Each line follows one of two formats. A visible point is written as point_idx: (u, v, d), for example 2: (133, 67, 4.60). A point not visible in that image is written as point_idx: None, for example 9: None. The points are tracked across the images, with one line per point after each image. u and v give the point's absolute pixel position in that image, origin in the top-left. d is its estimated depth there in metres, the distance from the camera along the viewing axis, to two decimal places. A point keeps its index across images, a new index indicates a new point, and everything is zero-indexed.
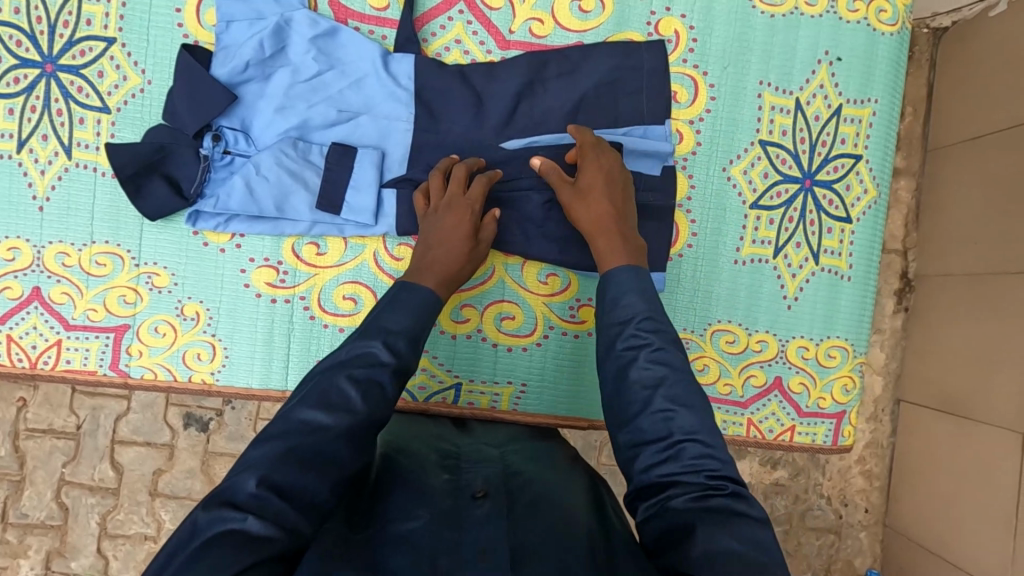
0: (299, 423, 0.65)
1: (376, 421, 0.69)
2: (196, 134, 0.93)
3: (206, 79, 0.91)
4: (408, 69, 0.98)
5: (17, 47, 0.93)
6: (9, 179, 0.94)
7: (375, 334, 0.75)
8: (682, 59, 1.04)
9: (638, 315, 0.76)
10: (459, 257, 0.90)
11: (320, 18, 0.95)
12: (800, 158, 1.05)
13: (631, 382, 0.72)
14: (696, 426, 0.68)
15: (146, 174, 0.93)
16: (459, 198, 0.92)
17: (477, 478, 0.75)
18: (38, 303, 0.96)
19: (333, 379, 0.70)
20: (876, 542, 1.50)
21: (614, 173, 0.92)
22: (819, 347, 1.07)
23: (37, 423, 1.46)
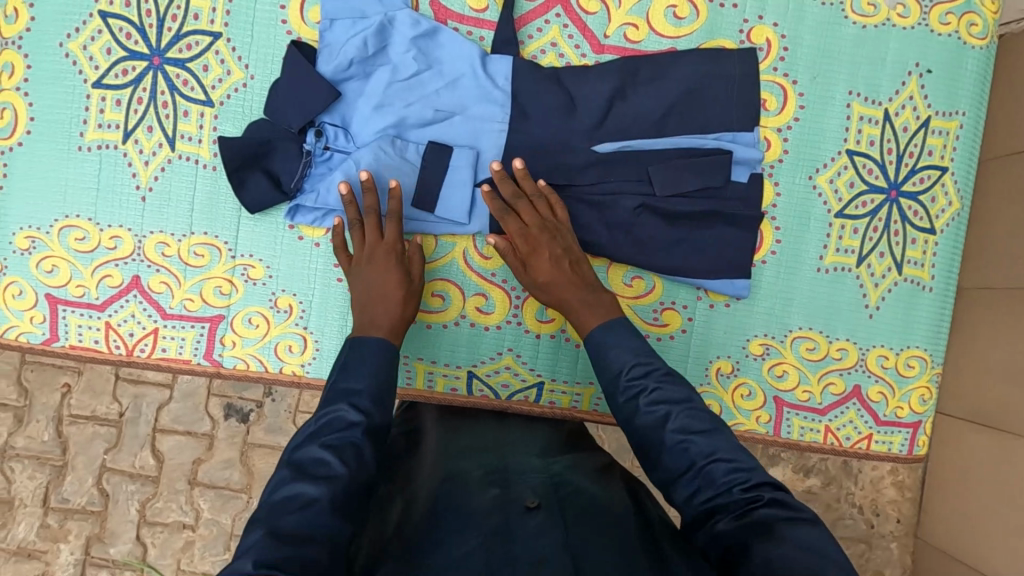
0: (282, 504, 0.64)
1: (359, 481, 0.70)
2: (299, 129, 0.94)
3: (311, 74, 0.92)
4: (505, 70, 0.99)
5: (126, 39, 0.94)
6: (113, 169, 0.95)
7: (339, 398, 0.76)
8: (772, 68, 1.04)
9: (620, 365, 0.79)
10: (394, 301, 0.88)
11: (422, 18, 0.96)
12: (887, 168, 1.05)
13: (642, 428, 0.74)
14: (713, 447, 0.70)
15: (247, 169, 0.94)
16: (378, 245, 0.92)
17: (526, 490, 0.76)
18: (137, 291, 0.98)
19: (308, 451, 0.70)
20: (906, 554, 1.50)
21: (566, 241, 0.93)
22: (899, 357, 1.07)
23: (81, 409, 1.51)
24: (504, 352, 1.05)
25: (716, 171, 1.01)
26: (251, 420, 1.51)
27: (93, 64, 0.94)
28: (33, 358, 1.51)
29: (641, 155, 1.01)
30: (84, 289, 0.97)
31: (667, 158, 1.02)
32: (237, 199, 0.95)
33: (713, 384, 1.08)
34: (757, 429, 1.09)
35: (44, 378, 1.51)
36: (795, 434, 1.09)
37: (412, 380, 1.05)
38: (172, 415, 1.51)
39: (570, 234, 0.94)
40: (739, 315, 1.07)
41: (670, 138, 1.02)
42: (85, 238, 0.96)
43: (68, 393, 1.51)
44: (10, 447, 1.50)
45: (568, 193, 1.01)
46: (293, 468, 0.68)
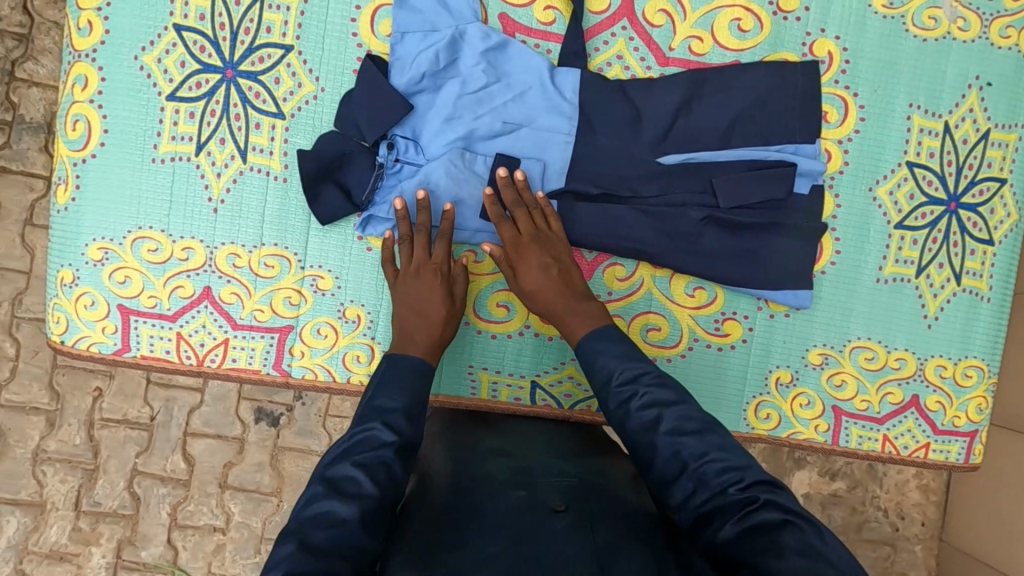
0: (311, 518, 0.66)
1: (388, 502, 0.70)
2: (373, 142, 0.95)
3: (385, 88, 0.93)
4: (573, 83, 1.00)
5: (200, 53, 0.95)
6: (186, 181, 0.96)
7: (374, 416, 0.77)
8: (834, 80, 1.05)
9: (610, 371, 0.81)
10: (434, 321, 0.90)
11: (491, 31, 0.97)
12: (946, 180, 1.06)
13: (634, 433, 0.76)
14: (704, 447, 0.71)
15: (322, 181, 0.95)
16: (425, 263, 0.94)
17: (554, 494, 0.78)
18: (208, 302, 0.98)
19: (340, 467, 0.71)
20: (931, 556, 1.57)
21: (555, 247, 0.95)
22: (956, 367, 1.09)
23: (112, 413, 1.50)
24: (568, 362, 1.06)
25: (780, 183, 1.02)
26: (281, 423, 1.51)
27: (167, 77, 0.95)
28: (63, 361, 1.49)
29: (705, 167, 1.02)
30: (156, 300, 0.98)
31: (732, 170, 1.02)
32: (311, 210, 0.97)
33: (772, 393, 1.09)
34: (815, 438, 1.10)
35: (75, 382, 1.50)
36: (853, 442, 1.10)
37: (476, 389, 1.06)
38: (203, 419, 1.50)
39: (562, 244, 0.96)
40: (798, 324, 1.08)
41: (735, 149, 1.02)
42: (158, 249, 0.97)
43: (99, 397, 1.50)
44: (42, 451, 1.49)
45: (635, 203, 1.02)
46: (326, 484, 0.70)
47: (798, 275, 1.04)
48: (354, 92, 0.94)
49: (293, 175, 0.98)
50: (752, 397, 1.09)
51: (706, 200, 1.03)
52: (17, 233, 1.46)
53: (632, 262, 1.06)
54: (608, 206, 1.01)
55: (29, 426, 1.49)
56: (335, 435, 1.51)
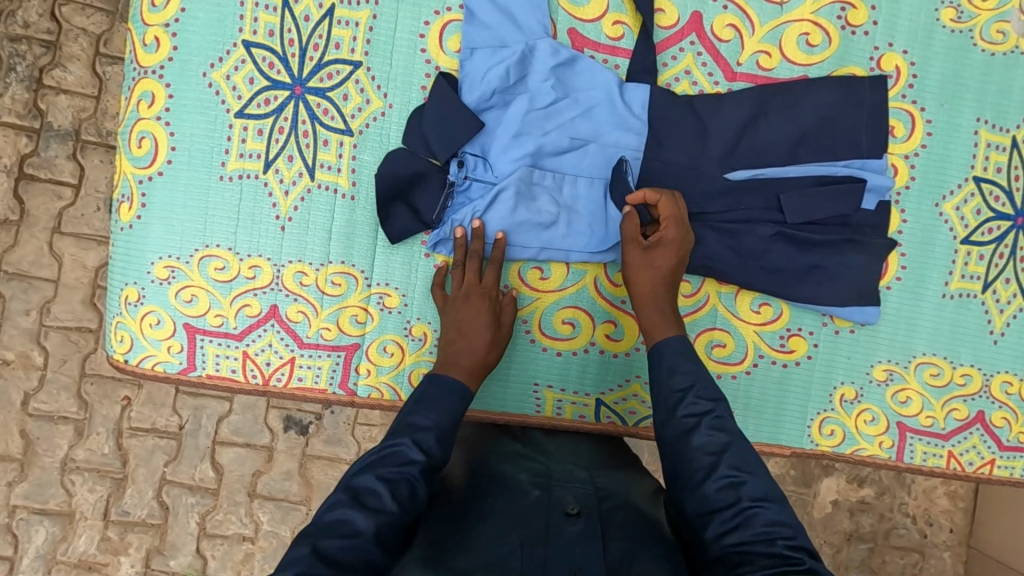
0: (328, 526, 0.67)
1: (405, 519, 0.70)
2: (444, 161, 0.95)
3: (459, 106, 0.93)
4: (642, 99, 0.99)
5: (269, 69, 0.94)
6: (254, 199, 0.95)
7: (404, 432, 0.77)
8: (902, 95, 1.04)
9: (690, 384, 0.80)
10: (479, 346, 0.90)
11: (562, 47, 0.96)
12: (1013, 196, 1.06)
13: (692, 449, 0.76)
14: (764, 491, 0.71)
15: (393, 201, 0.96)
16: (474, 287, 0.93)
17: (569, 497, 0.79)
18: (275, 320, 0.97)
19: (364, 478, 0.72)
20: (959, 563, 1.60)
21: (681, 255, 0.93)
22: (1022, 383, 1.08)
23: (141, 422, 1.48)
24: (632, 379, 1.05)
25: (848, 199, 1.01)
26: (310, 432, 1.49)
27: (236, 94, 0.94)
28: (91, 370, 1.47)
29: (774, 182, 1.02)
30: (222, 319, 0.97)
31: (800, 186, 1.02)
32: (382, 231, 0.97)
33: (836, 409, 1.08)
34: (879, 454, 1.09)
35: (104, 390, 1.48)
36: (918, 459, 1.08)
37: (541, 407, 1.04)
38: (232, 428, 1.49)
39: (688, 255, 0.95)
40: (863, 340, 1.07)
41: (803, 164, 1.02)
42: (224, 267, 0.96)
43: (128, 405, 1.48)
44: (70, 460, 1.48)
45: (703, 219, 1.02)
46: (348, 493, 0.70)
47: (862, 290, 1.04)
48: (427, 108, 0.94)
49: (361, 193, 0.97)
50: (816, 412, 1.08)
51: (773, 216, 1.03)
52: (45, 241, 1.43)
53: (698, 278, 1.05)
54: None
55: (58, 435, 1.47)
56: (363, 443, 1.49)
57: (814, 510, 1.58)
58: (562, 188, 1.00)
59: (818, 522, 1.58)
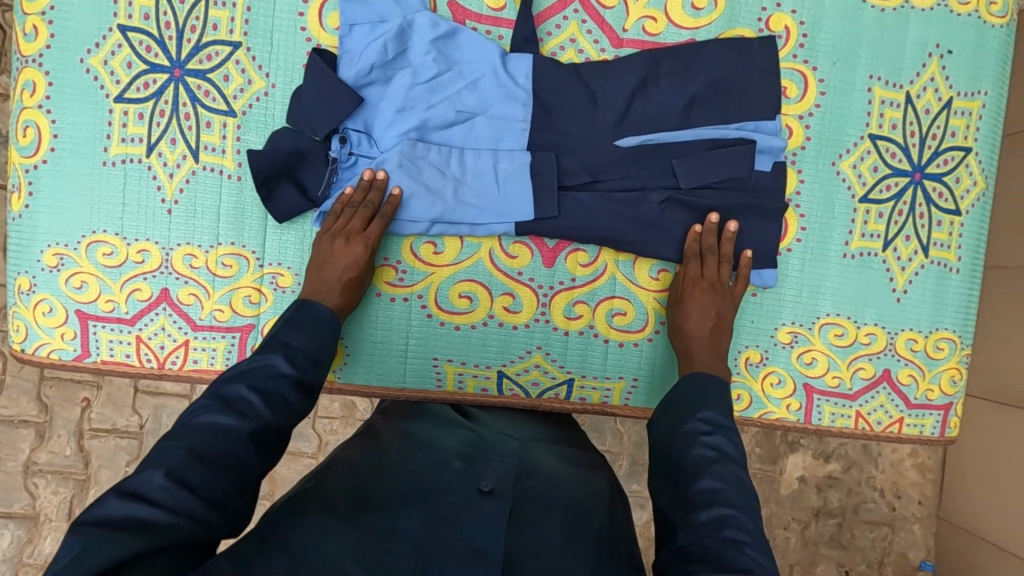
0: (201, 426, 0.70)
1: (276, 425, 0.75)
2: (324, 137, 0.96)
3: (336, 81, 0.94)
4: (526, 69, 0.99)
5: (146, 52, 0.94)
6: (139, 183, 0.96)
7: (277, 348, 0.81)
8: (793, 55, 1.04)
9: (702, 407, 0.85)
10: (351, 286, 0.93)
11: (440, 19, 0.97)
12: (910, 152, 1.05)
13: (685, 459, 0.79)
14: (742, 504, 0.74)
15: (276, 179, 0.95)
16: (357, 232, 0.94)
17: (487, 471, 0.79)
18: (166, 304, 0.98)
19: (236, 388, 0.75)
20: (929, 536, 1.57)
21: (724, 306, 0.99)
22: (928, 340, 1.07)
23: (101, 422, 1.48)
24: (533, 351, 1.06)
25: (742, 160, 1.00)
26: None
27: (114, 78, 0.94)
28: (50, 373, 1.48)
29: (665, 148, 1.01)
30: (114, 304, 0.97)
31: (692, 150, 1.01)
32: (266, 208, 0.97)
33: (742, 374, 1.08)
34: (788, 417, 1.08)
35: (64, 394, 1.49)
36: (826, 420, 1.08)
37: (442, 381, 1.05)
38: None
39: (733, 308, 1.00)
40: (765, 303, 1.07)
41: (694, 129, 1.01)
42: (113, 253, 0.96)
43: (88, 407, 1.48)
44: (32, 463, 1.48)
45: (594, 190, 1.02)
46: (220, 399, 0.74)
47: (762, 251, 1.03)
48: (305, 88, 0.94)
49: (247, 173, 0.97)
50: None
51: (667, 181, 1.02)
52: None
53: (594, 246, 1.04)
54: (567, 195, 1.01)
55: (20, 439, 1.48)
56: (326, 436, 1.46)
57: (781, 487, 1.55)
58: (449, 161, 1.00)
59: (785, 499, 1.56)
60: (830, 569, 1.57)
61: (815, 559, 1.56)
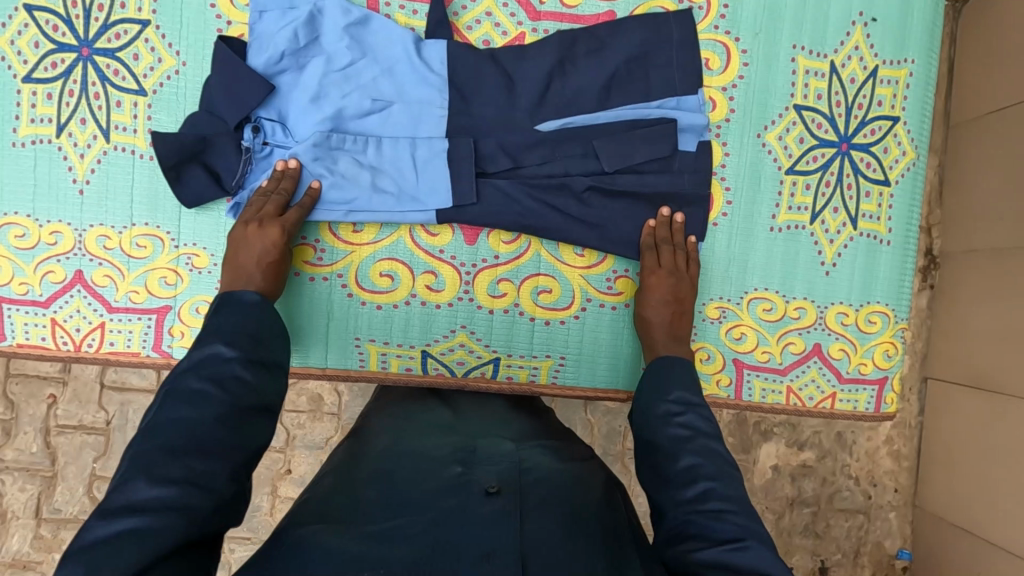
0: (166, 426, 0.66)
1: (242, 405, 0.70)
2: (235, 126, 0.95)
3: (243, 69, 0.92)
4: (440, 55, 0.98)
5: (54, 32, 0.94)
6: (49, 164, 0.95)
7: (216, 335, 0.75)
8: (714, 25, 1.02)
9: (669, 388, 0.84)
10: (272, 269, 0.88)
11: (352, 6, 0.96)
12: (836, 122, 1.03)
13: (661, 440, 0.79)
14: (719, 473, 0.74)
15: (186, 163, 0.94)
16: (271, 217, 0.90)
17: (489, 474, 0.74)
18: (81, 286, 0.97)
19: (186, 382, 0.70)
20: (905, 524, 1.53)
21: (684, 290, 0.97)
22: (858, 313, 1.06)
23: (67, 419, 1.47)
24: (458, 330, 1.05)
25: (664, 139, 0.99)
26: None
27: (22, 59, 0.93)
28: (16, 370, 1.47)
29: (585, 131, 1.00)
30: (28, 287, 0.96)
31: (613, 131, 1.00)
32: (175, 195, 0.95)
33: None
34: (718, 393, 1.06)
35: (29, 390, 1.47)
36: (756, 396, 1.07)
37: (365, 361, 1.04)
38: None
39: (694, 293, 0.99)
40: None
41: (614, 109, 1.00)
42: (25, 235, 0.95)
43: (54, 404, 1.47)
44: None
45: (516, 176, 1.01)
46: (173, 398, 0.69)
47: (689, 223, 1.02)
48: (212, 77, 0.93)
49: None
50: None
51: (591, 165, 1.00)
52: None
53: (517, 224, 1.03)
54: (486, 181, 1.00)
55: None
56: (293, 430, 1.42)
57: (755, 476, 1.51)
58: (365, 149, 0.98)
59: (759, 489, 1.51)
60: (805, 559, 1.53)
61: (789, 549, 1.52)
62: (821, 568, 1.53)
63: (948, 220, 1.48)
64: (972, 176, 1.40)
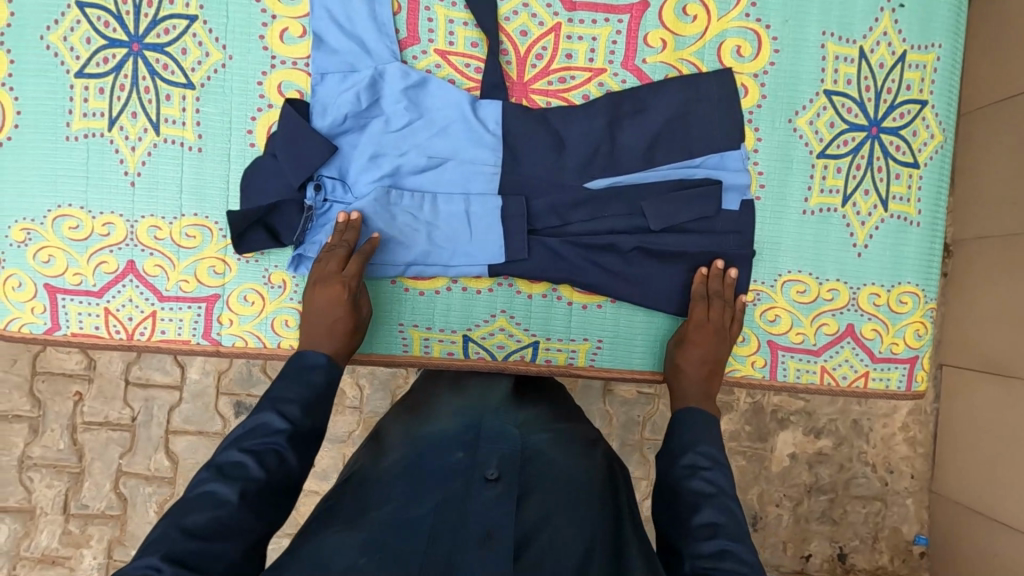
0: (200, 496, 0.69)
1: (276, 486, 0.74)
2: (299, 186, 0.97)
3: (308, 131, 0.96)
4: (494, 114, 1.02)
5: (105, 28, 0.96)
6: (101, 157, 0.98)
7: (264, 407, 0.80)
8: (745, 13, 1.05)
9: (698, 441, 0.86)
10: (338, 333, 0.92)
11: (411, 70, 0.99)
12: (866, 106, 1.05)
13: (684, 492, 0.81)
14: (739, 534, 0.75)
15: (252, 226, 0.97)
16: (333, 274, 0.94)
17: (492, 456, 0.77)
18: (133, 275, 0.99)
19: (228, 454, 0.75)
20: (922, 509, 1.55)
21: (722, 348, 1.01)
22: (890, 294, 1.08)
23: (93, 416, 1.49)
24: (498, 314, 1.07)
25: (709, 201, 1.03)
26: None
27: (74, 55, 0.96)
28: (42, 368, 1.50)
29: (632, 190, 1.04)
30: (82, 277, 0.99)
31: (658, 192, 1.03)
32: (235, 249, 0.98)
33: None
34: (753, 374, 1.09)
35: (55, 387, 1.50)
36: (791, 376, 1.09)
37: (409, 346, 1.07)
38: (183, 416, 1.49)
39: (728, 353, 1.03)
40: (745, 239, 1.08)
41: (660, 169, 1.03)
42: (79, 226, 0.98)
43: (80, 401, 1.49)
44: (27, 458, 1.50)
45: (562, 234, 1.04)
46: (214, 468, 0.73)
47: (725, 248, 1.05)
48: (277, 135, 0.96)
49: (209, 144, 0.99)
50: None
51: (637, 223, 1.04)
52: None
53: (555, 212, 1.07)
54: (536, 238, 1.04)
55: (13, 434, 1.49)
56: None
57: (772, 464, 1.54)
58: (422, 205, 1.02)
59: (776, 476, 1.54)
60: (823, 546, 1.55)
61: (807, 535, 1.54)
62: (840, 555, 1.55)
63: (959, 207, 1.51)
64: (983, 162, 1.42)
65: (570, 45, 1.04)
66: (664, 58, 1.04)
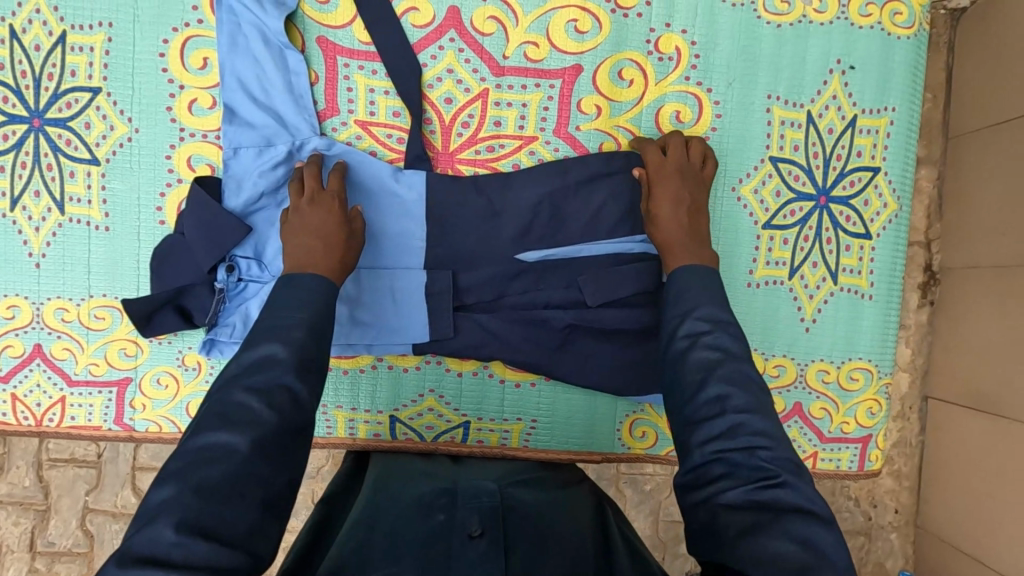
0: (200, 448, 0.59)
1: (286, 432, 0.62)
2: (209, 269, 0.91)
3: (217, 211, 0.90)
4: (418, 186, 0.97)
5: (4, 103, 0.92)
6: (5, 238, 0.94)
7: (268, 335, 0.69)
8: (685, 77, 0.98)
9: (695, 305, 0.76)
10: (336, 246, 0.83)
11: (332, 142, 0.95)
12: (814, 174, 1.00)
13: (688, 364, 0.71)
14: (753, 405, 0.65)
15: (157, 307, 0.92)
16: (320, 192, 0.87)
17: (471, 516, 0.69)
18: (40, 359, 0.95)
19: (231, 393, 0.63)
20: (907, 544, 1.40)
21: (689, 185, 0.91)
22: (840, 370, 1.02)
23: (59, 452, 1.30)
24: (426, 394, 1.02)
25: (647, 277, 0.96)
26: None
27: None
28: None
29: (567, 264, 0.97)
30: None
31: (596, 264, 0.97)
32: (142, 333, 0.93)
33: (646, 410, 1.04)
34: None
35: None
36: None
37: (333, 428, 1.02)
38: (152, 453, 1.31)
39: (703, 190, 0.93)
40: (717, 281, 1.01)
41: (596, 243, 0.97)
42: None
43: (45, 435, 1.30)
44: None
45: (495, 309, 0.98)
46: (216, 416, 0.61)
47: None
48: (185, 214, 0.91)
49: (116, 223, 0.95)
50: (626, 414, 1.04)
51: (572, 296, 0.97)
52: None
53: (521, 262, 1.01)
54: (465, 315, 0.98)
55: None
56: None
57: None
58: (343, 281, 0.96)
59: None
60: None
61: None
62: None
63: (946, 234, 1.33)
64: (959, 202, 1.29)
65: (499, 112, 0.98)
66: (599, 125, 0.99)
